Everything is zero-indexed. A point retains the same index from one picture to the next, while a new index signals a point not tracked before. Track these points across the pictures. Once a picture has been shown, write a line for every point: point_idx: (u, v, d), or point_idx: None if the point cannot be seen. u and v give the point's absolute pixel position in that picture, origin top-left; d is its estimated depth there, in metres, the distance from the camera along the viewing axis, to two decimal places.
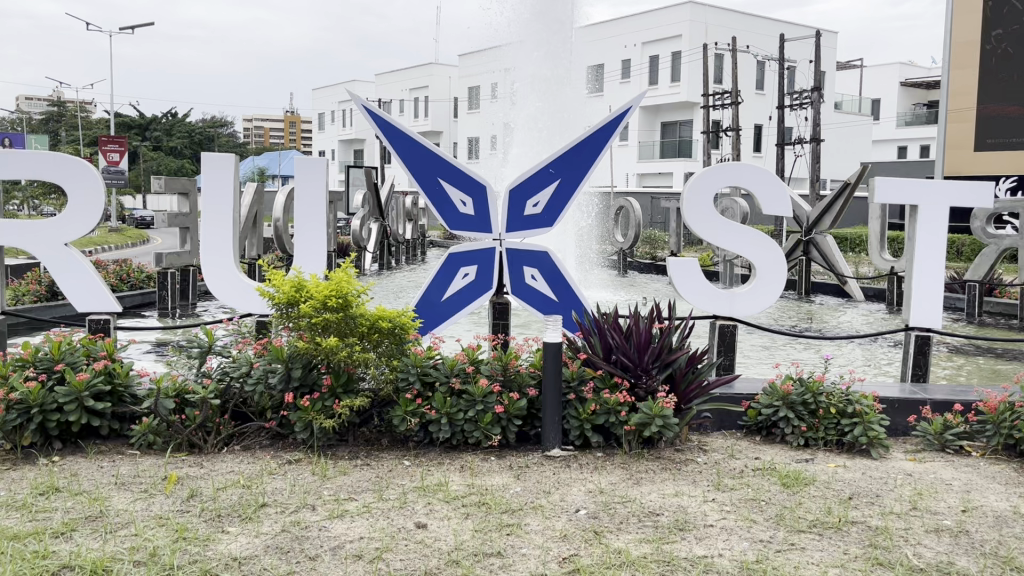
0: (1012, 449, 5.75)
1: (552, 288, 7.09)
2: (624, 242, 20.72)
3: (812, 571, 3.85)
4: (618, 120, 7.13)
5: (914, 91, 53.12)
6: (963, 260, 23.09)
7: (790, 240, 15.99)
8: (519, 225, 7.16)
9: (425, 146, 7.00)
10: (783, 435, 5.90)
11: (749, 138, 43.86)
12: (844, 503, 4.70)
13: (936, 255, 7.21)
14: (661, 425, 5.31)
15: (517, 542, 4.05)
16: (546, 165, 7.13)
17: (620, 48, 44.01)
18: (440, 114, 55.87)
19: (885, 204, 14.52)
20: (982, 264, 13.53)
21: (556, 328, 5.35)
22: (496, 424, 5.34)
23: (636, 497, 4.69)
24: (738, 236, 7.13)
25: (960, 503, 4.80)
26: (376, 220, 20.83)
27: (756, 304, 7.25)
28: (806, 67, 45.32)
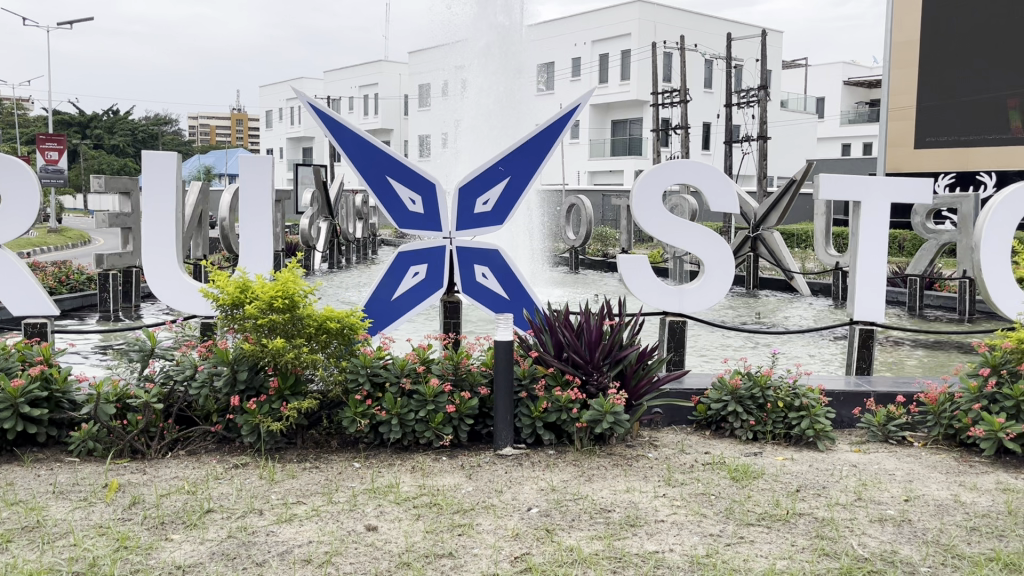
0: (952, 439, 5.91)
1: (502, 286, 7.07)
2: (575, 239, 20.81)
3: (760, 563, 3.90)
4: (567, 117, 7.14)
5: (856, 90, 54.44)
6: (905, 254, 23.71)
7: (738, 236, 16.20)
8: (468, 223, 7.12)
9: (373, 144, 6.92)
10: (733, 430, 5.97)
11: (697, 135, 44.45)
12: (792, 496, 4.77)
13: (879, 248, 7.35)
14: (612, 421, 5.33)
15: (469, 542, 4.03)
16: (495, 162, 7.11)
17: (570, 46, 44.22)
18: (390, 112, 55.54)
19: (830, 201, 14.79)
20: (922, 258, 13.88)
21: (507, 326, 5.32)
22: (447, 424, 5.30)
23: (588, 493, 4.70)
24: (687, 232, 7.19)
25: (903, 493, 4.91)
26: (324, 219, 20.62)
27: (705, 300, 7.29)
28: (752, 66, 46.10)
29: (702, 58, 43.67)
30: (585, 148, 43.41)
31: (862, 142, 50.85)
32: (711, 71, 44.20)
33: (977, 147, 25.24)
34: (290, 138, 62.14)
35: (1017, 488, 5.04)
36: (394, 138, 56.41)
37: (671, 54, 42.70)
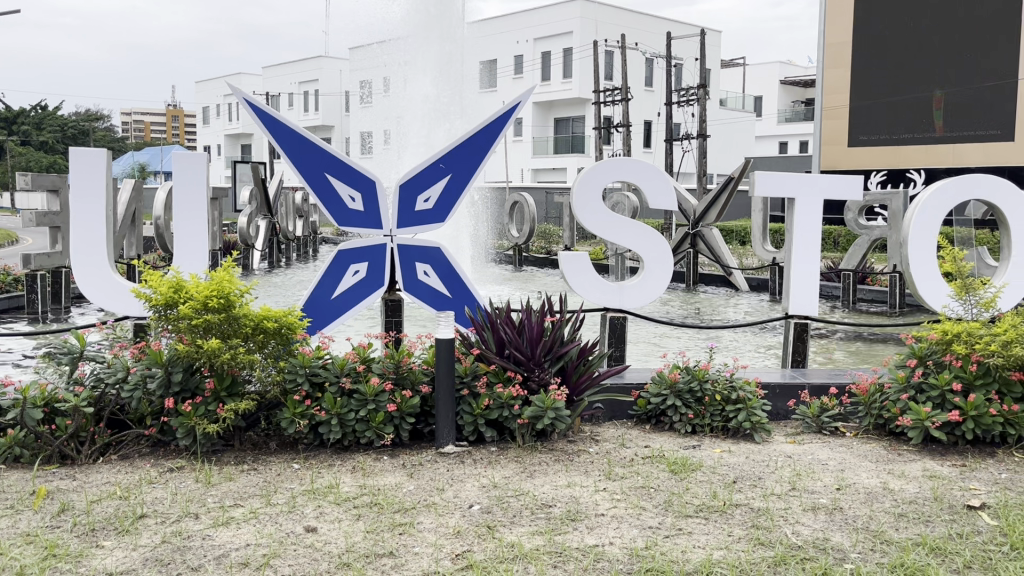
0: (882, 429, 6.09)
1: (444, 284, 7.06)
2: (519, 237, 20.86)
3: (698, 554, 3.97)
4: (509, 114, 7.14)
5: (793, 89, 55.75)
6: (839, 250, 24.37)
7: (678, 233, 16.40)
8: (409, 222, 7.09)
9: (312, 140, 6.81)
10: (672, 423, 6.07)
11: (639, 133, 44.96)
12: (729, 487, 4.87)
13: (812, 244, 7.53)
14: (553, 417, 5.36)
15: (410, 541, 4.02)
16: (436, 160, 7.08)
17: (512, 44, 44.27)
18: (331, 109, 54.89)
19: (767, 198, 15.07)
20: (855, 254, 14.23)
21: (449, 324, 5.30)
22: (388, 423, 5.28)
23: (529, 490, 4.73)
24: (626, 229, 7.27)
25: (835, 482, 5.05)
26: (263, 217, 20.26)
27: (645, 295, 7.38)
28: (692, 65, 46.81)
29: (642, 56, 44.18)
30: (528, 146, 43.51)
31: (798, 140, 52.06)
32: (651, 70, 44.73)
33: (907, 145, 26.43)
34: (228, 134, 61.01)
35: (943, 474, 5.23)
36: (336, 135, 55.80)
37: (612, 53, 43.12)
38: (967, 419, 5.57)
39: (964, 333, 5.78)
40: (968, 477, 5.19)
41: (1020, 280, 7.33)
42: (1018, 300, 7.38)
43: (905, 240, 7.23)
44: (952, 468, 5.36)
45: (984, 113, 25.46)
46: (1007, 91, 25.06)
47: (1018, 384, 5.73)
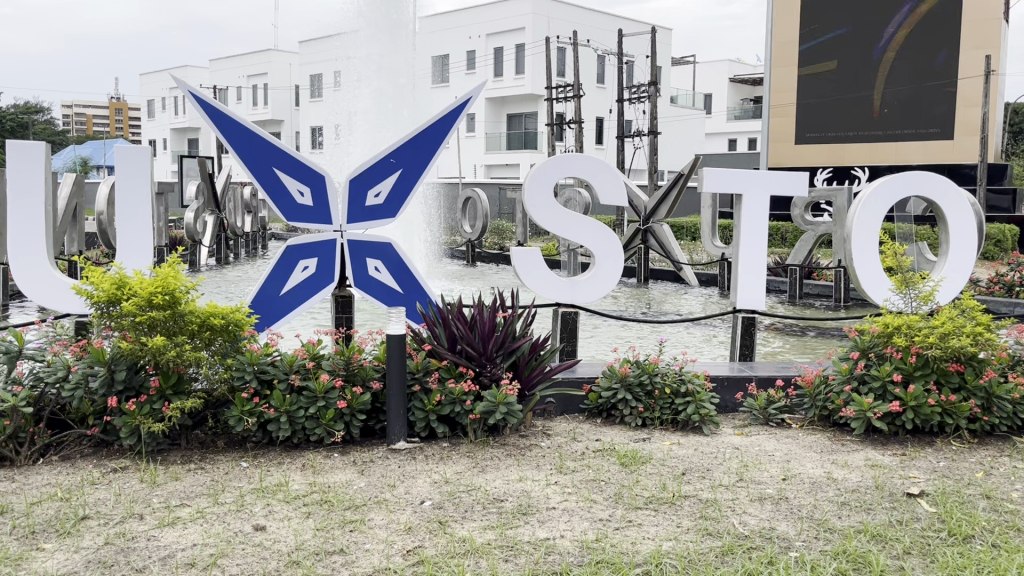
0: (826, 420, 6.23)
1: (396, 279, 7.03)
2: (472, 232, 20.81)
3: (647, 545, 4.02)
4: (460, 109, 7.12)
5: (742, 87, 56.63)
6: (786, 245, 24.85)
7: (629, 229, 16.53)
8: (360, 217, 7.02)
9: (260, 134, 6.68)
10: (622, 417, 6.13)
11: (591, 130, 45.26)
12: (678, 479, 4.94)
13: (760, 240, 7.63)
14: (505, 412, 5.38)
15: (360, 538, 4.00)
16: (387, 154, 7.02)
17: (464, 40, 44.20)
18: (281, 103, 54.15)
19: (716, 194, 15.27)
20: (801, 249, 14.48)
21: (400, 320, 5.27)
22: (338, 420, 5.24)
23: (480, 484, 4.73)
24: (577, 224, 7.31)
25: (781, 472, 5.15)
26: (211, 213, 19.88)
27: (597, 289, 7.42)
28: (643, 62, 47.26)
29: (594, 53, 44.48)
30: (481, 141, 43.46)
31: (746, 137, 53.00)
32: (603, 67, 45.07)
33: (853, 142, 30.00)
34: (174, 128, 59.82)
35: (883, 463, 5.37)
36: (286, 130, 55.10)
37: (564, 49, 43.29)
38: (907, 410, 5.73)
39: (905, 326, 5.94)
40: (907, 466, 5.34)
41: (958, 273, 7.56)
42: (955, 293, 7.63)
43: (848, 236, 7.40)
44: (892, 457, 5.51)
45: (926, 112, 29.11)
46: (948, 92, 28.73)
47: (955, 374, 5.90)
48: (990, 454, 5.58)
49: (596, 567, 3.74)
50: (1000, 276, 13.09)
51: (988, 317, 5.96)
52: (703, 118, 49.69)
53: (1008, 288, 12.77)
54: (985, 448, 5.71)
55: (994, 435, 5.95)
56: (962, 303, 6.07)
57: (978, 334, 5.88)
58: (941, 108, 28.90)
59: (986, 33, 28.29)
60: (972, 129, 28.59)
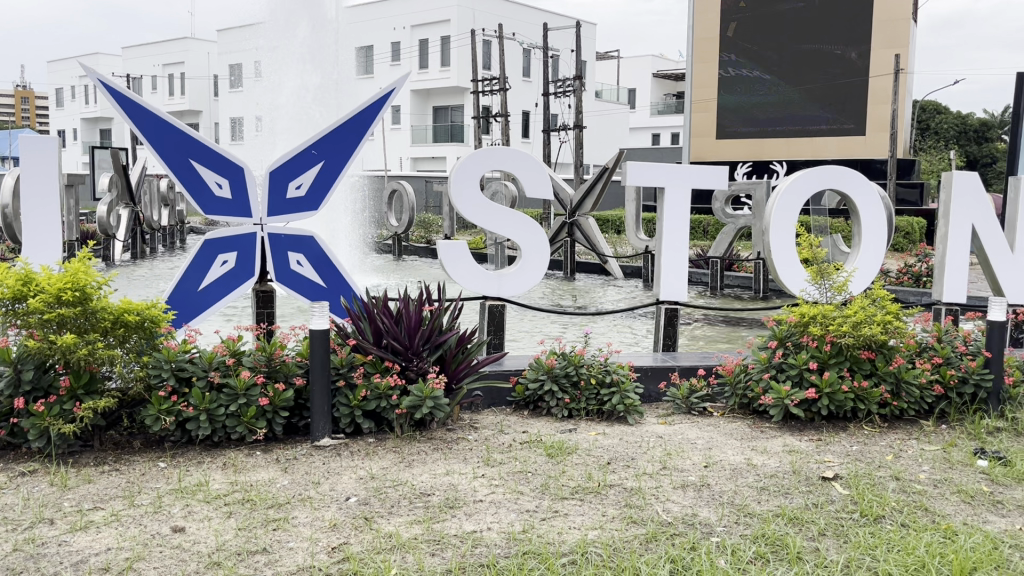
0: (746, 407, 6.41)
1: (319, 273, 6.91)
2: (398, 225, 20.59)
3: (573, 535, 4.07)
4: (383, 100, 7.02)
5: (664, 82, 57.62)
6: (707, 238, 25.43)
7: (555, 223, 16.60)
8: (281, 210, 6.89)
9: (176, 125, 6.47)
10: (549, 409, 6.18)
11: (517, 123, 45.39)
12: (604, 468, 5.01)
13: (681, 234, 7.78)
14: (432, 406, 5.34)
15: (283, 537, 3.93)
16: (308, 146, 6.89)
17: (388, 31, 43.76)
18: (199, 93, 52.65)
19: (640, 188, 15.48)
20: (722, 241, 14.80)
21: (323, 315, 5.17)
22: (260, 417, 5.13)
23: (406, 479, 4.70)
24: (503, 218, 7.29)
25: (703, 459, 5.27)
26: (125, 206, 19.23)
27: (524, 282, 7.46)
28: (568, 56, 47.61)
29: (520, 46, 44.57)
30: (407, 134, 43.15)
31: (669, 132, 54.02)
32: (528, 61, 45.21)
33: (771, 137, 31.02)
34: (85, 118, 57.60)
35: (800, 449, 5.54)
36: (204, 120, 53.69)
37: (488, 41, 43.22)
38: (822, 397, 5.92)
39: (820, 315, 6.12)
40: (823, 450, 5.53)
41: (869, 265, 7.84)
42: (867, 282, 7.91)
43: (767, 228, 7.58)
44: (809, 442, 5.69)
45: (840, 109, 30.23)
46: (860, 89, 29.93)
47: (867, 361, 6.13)
48: (900, 437, 5.83)
49: (523, 557, 3.76)
50: (908, 267, 13.65)
51: (897, 306, 6.19)
52: (627, 112, 50.36)
53: (916, 278, 13.36)
54: (895, 431, 5.96)
55: (904, 419, 6.21)
56: (874, 293, 6.29)
57: (888, 322, 6.11)
58: (853, 106, 30.13)
59: (896, 32, 29.61)
60: (882, 126, 30.00)
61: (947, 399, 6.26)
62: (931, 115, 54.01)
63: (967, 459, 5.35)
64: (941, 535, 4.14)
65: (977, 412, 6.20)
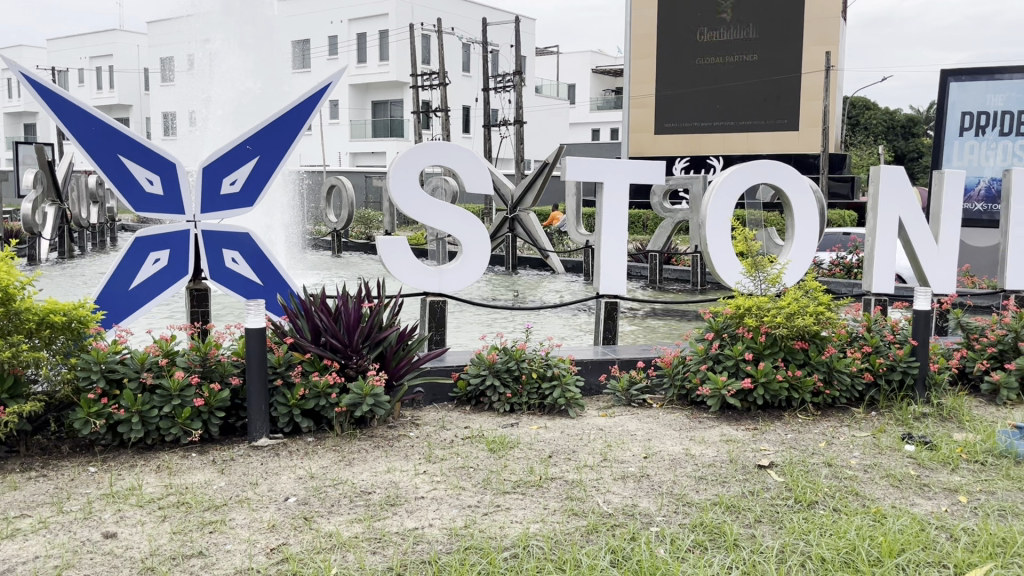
0: (685, 399, 6.51)
1: (255, 271, 6.77)
2: (337, 221, 20.32)
3: (515, 529, 4.08)
4: (320, 95, 6.92)
5: (603, 78, 58.03)
6: (647, 232, 25.76)
7: (495, 218, 16.44)
8: (215, 206, 6.75)
9: (105, 120, 6.27)
10: (491, 403, 6.18)
11: (457, 118, 45.26)
12: (545, 461, 5.03)
13: (620, 227, 7.85)
14: (372, 403, 5.29)
15: (220, 539, 3.86)
16: (243, 141, 6.76)
17: (326, 24, 43.18)
18: (129, 86, 51.24)
19: (580, 182, 15.57)
20: (661, 235, 14.97)
21: (259, 312, 5.07)
22: (195, 418, 5.01)
23: (347, 477, 4.66)
24: (443, 212, 7.27)
25: (643, 450, 5.34)
26: (51, 203, 18.61)
27: (464, 278, 7.45)
28: (507, 52, 47.65)
29: (459, 41, 44.46)
30: (345, 129, 42.70)
31: (609, 128, 54.62)
32: (468, 56, 45.14)
33: (707, 132, 31.58)
34: (7, 113, 55.55)
35: (736, 438, 5.65)
36: (135, 115, 52.26)
37: (428, 36, 42.95)
38: (757, 386, 6.05)
39: (754, 307, 6.25)
40: (758, 439, 5.64)
41: (802, 257, 8.02)
42: (800, 274, 8.11)
43: (703, 221, 7.69)
44: (745, 432, 5.81)
45: (773, 105, 30.88)
46: (793, 85, 30.57)
47: (801, 351, 6.28)
48: (832, 425, 5.99)
49: (464, 553, 3.76)
50: (841, 259, 14.01)
51: (828, 298, 6.34)
52: (567, 107, 50.61)
53: (847, 270, 13.72)
54: (828, 419, 6.12)
55: (836, 406, 6.38)
56: (806, 284, 6.43)
57: (819, 313, 6.26)
58: (785, 101, 30.78)
59: (827, 29, 30.19)
60: (815, 121, 30.60)
61: (876, 386, 6.44)
62: (861, 110, 55.50)
63: (895, 444, 5.53)
64: (871, 518, 4.27)
65: (905, 398, 6.40)
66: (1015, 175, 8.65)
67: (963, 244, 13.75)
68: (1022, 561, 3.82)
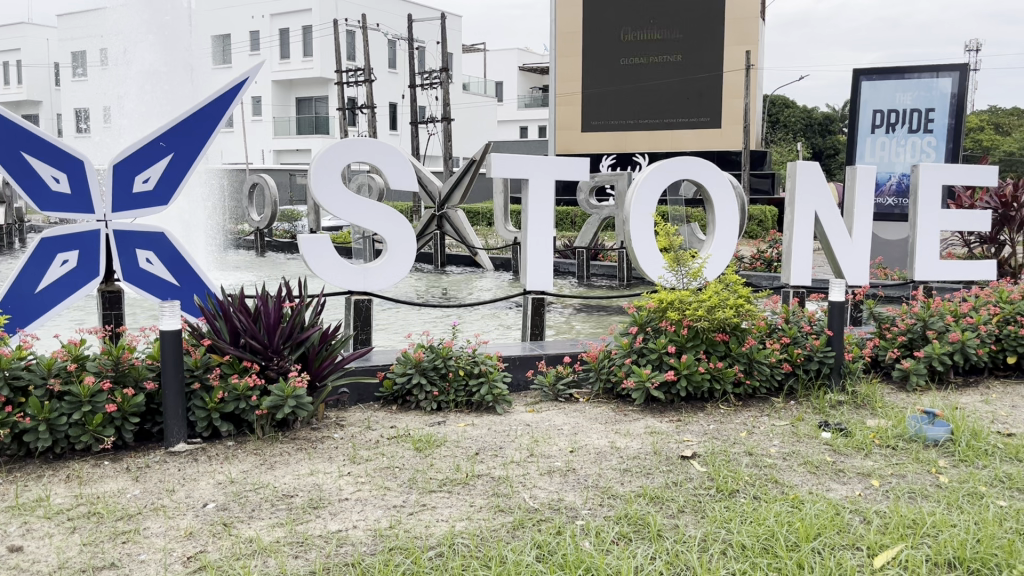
0: (610, 392, 6.60)
1: (171, 272, 6.56)
2: (259, 220, 19.86)
3: (441, 528, 4.05)
4: (235, 90, 6.86)
5: (530, 75, 58.20)
6: (574, 229, 25.98)
7: (423, 216, 16.30)
8: (127, 206, 6.54)
9: (8, 116, 6.00)
10: (418, 402, 6.13)
11: (384, 116, 44.87)
12: (472, 459, 5.01)
13: (546, 224, 7.87)
14: (294, 405, 5.18)
15: (134, 549, 3.73)
16: (156, 138, 6.62)
17: (247, 19, 42.27)
18: (38, 81, 49.19)
19: (507, 180, 15.57)
20: (588, 231, 15.06)
21: (174, 314, 4.91)
22: (108, 425, 4.83)
23: (269, 481, 4.56)
24: (367, 210, 7.17)
25: (569, 445, 5.37)
26: None
27: (389, 277, 7.35)
28: (434, 48, 47.42)
29: (385, 38, 44.04)
30: (268, 126, 41.89)
31: (537, 125, 55.03)
32: (394, 52, 44.78)
33: (633, 130, 32.02)
34: None
35: (660, 430, 5.75)
36: (44, 111, 50.23)
37: (352, 32, 42.40)
38: (680, 378, 6.15)
39: (676, 301, 6.32)
40: (682, 431, 5.74)
41: (723, 252, 8.19)
42: (720, 268, 8.28)
43: (628, 218, 7.77)
44: (669, 424, 5.90)
45: (696, 103, 31.48)
46: (715, 83, 31.23)
47: (722, 343, 6.39)
48: (753, 414, 6.14)
49: (389, 554, 3.71)
50: (761, 253, 14.37)
51: (748, 291, 6.47)
52: (494, 105, 50.61)
53: (767, 264, 14.07)
54: (749, 409, 6.27)
55: (757, 397, 6.53)
56: (727, 277, 6.55)
57: (740, 306, 6.38)
58: (708, 99, 31.41)
59: (747, 29, 30.92)
60: (736, 119, 31.23)
61: (795, 375, 6.63)
62: (780, 108, 56.98)
63: (812, 432, 5.69)
64: (789, 505, 4.38)
65: (822, 387, 6.59)
66: (923, 170, 8.99)
67: (876, 238, 14.14)
68: (930, 541, 3.96)
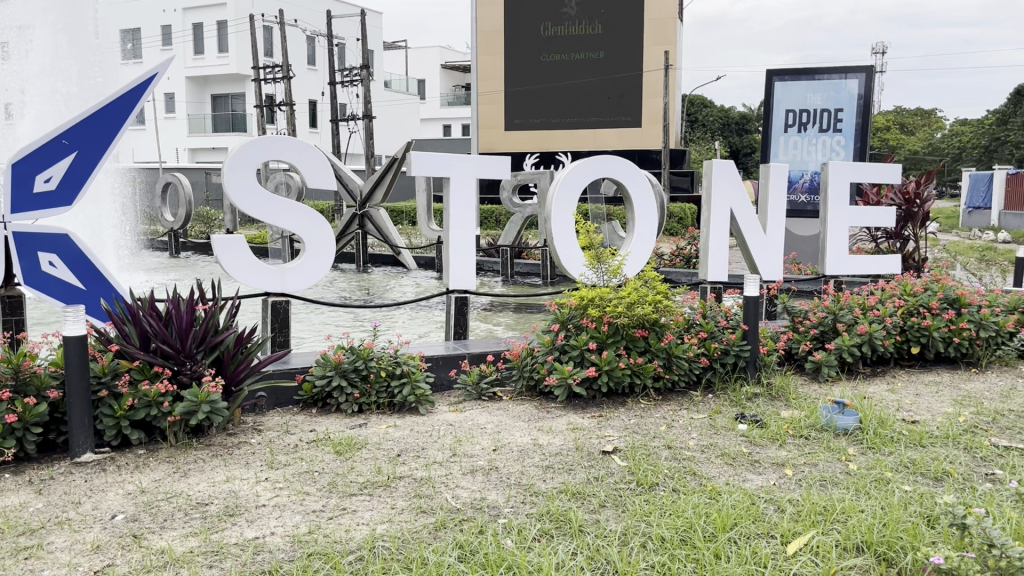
0: (533, 389, 6.62)
1: (76, 275, 6.24)
2: (174, 221, 19.29)
3: (361, 531, 4.00)
4: (145, 85, 6.44)
5: (452, 74, 58.12)
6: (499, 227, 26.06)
7: (344, 215, 16.08)
8: (26, 206, 6.37)
9: None
10: (338, 405, 6.03)
11: (304, 112, 44.15)
12: (393, 460, 4.97)
13: (467, 223, 7.85)
14: (208, 410, 5.02)
15: (37, 565, 3.57)
16: (58, 135, 6.29)
17: (158, 13, 41.00)
18: None
19: (429, 178, 15.50)
20: (511, 230, 15.12)
21: (77, 318, 4.71)
22: (8, 436, 4.62)
23: (182, 490, 4.42)
24: (285, 209, 7.02)
25: (491, 443, 5.37)
26: None
27: (307, 278, 7.21)
28: (354, 46, 46.88)
29: (303, 34, 43.34)
30: (182, 124, 40.79)
31: (460, 124, 55.05)
32: (313, 49, 44.10)
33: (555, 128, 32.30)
34: None
35: (582, 426, 5.79)
36: None
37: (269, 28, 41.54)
38: (601, 374, 6.22)
39: (596, 298, 6.38)
40: (603, 426, 5.81)
41: (642, 249, 8.31)
42: (640, 264, 8.41)
43: (549, 215, 7.82)
44: (591, 419, 5.96)
45: (617, 103, 31.92)
46: (634, 83, 31.70)
47: (641, 339, 6.51)
48: (671, 408, 6.25)
49: (308, 560, 3.64)
50: (680, 250, 14.63)
51: (666, 286, 6.58)
52: (416, 103, 50.34)
53: (686, 260, 14.36)
54: (667, 403, 6.39)
55: (675, 390, 6.65)
56: (645, 274, 6.65)
57: (657, 302, 6.49)
58: (629, 99, 31.90)
59: (665, 30, 31.46)
60: (656, 118, 31.79)
61: (712, 369, 6.77)
62: (699, 108, 58.38)
63: (729, 424, 5.83)
64: (707, 496, 4.47)
65: (738, 379, 6.74)
66: (831, 168, 9.29)
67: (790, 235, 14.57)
68: (839, 526, 4.10)
